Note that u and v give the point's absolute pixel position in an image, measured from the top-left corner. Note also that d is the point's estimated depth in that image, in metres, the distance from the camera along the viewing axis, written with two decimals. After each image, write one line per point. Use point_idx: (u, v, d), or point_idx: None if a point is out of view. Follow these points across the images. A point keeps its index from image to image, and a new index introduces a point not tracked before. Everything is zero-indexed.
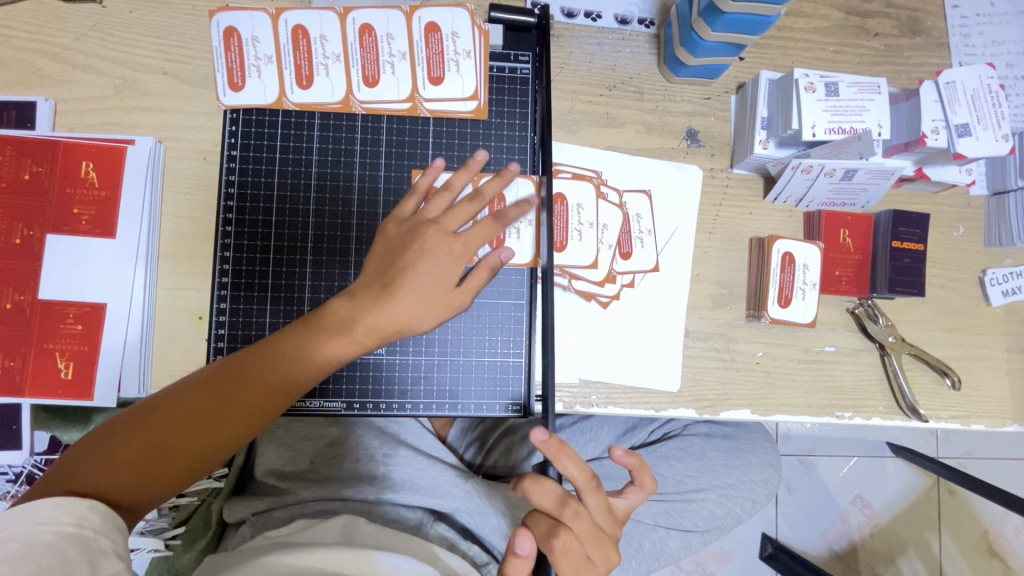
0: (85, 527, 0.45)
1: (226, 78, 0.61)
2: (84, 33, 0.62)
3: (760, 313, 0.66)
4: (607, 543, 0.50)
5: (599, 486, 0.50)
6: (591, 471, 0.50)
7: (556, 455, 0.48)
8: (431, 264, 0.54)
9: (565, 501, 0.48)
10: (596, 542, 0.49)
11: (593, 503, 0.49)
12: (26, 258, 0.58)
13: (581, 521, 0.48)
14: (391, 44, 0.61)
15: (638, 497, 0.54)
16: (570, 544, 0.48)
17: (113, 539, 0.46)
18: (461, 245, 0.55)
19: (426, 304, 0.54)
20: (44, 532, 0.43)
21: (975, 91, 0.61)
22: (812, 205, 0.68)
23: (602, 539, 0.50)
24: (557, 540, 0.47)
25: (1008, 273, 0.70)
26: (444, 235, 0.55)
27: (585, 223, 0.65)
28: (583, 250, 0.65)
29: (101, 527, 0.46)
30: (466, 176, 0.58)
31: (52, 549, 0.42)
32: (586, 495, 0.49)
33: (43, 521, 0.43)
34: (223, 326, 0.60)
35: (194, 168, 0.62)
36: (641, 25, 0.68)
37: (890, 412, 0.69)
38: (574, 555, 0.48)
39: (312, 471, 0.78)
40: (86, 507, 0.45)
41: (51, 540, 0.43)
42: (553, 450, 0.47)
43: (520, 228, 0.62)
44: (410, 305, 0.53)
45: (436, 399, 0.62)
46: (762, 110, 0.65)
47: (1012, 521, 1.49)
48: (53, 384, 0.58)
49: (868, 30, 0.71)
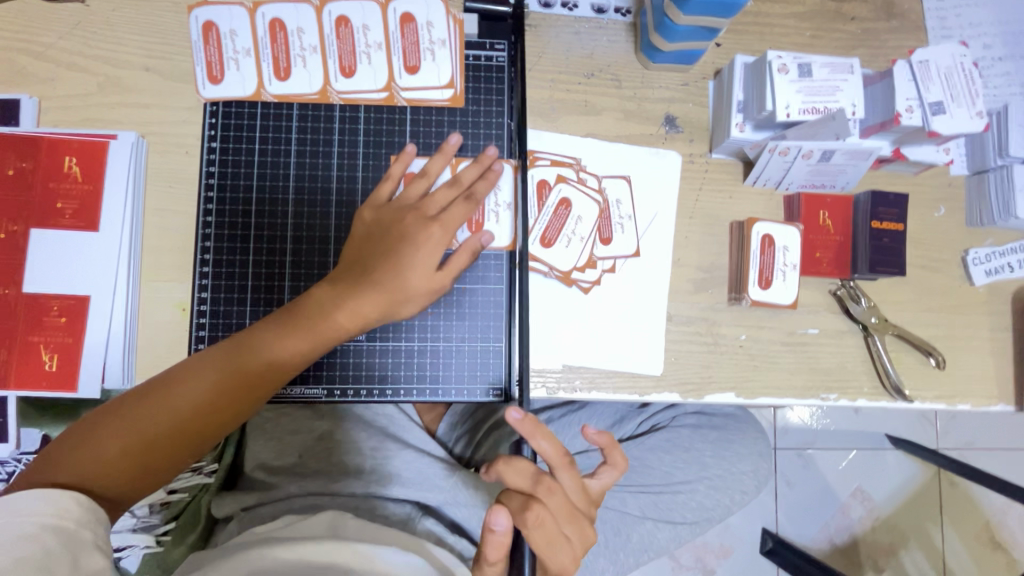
0: (65, 518, 0.44)
1: (207, 72, 0.62)
2: (67, 32, 0.63)
3: (741, 296, 0.66)
4: (582, 520, 0.51)
5: (573, 464, 0.51)
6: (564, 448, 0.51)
7: (531, 434, 0.50)
8: (411, 249, 0.55)
9: (539, 478, 0.49)
10: (570, 518, 0.50)
11: (566, 479, 0.50)
12: (11, 252, 0.59)
13: (554, 496, 0.49)
14: (367, 35, 0.62)
15: (610, 476, 0.54)
16: (543, 517, 0.48)
17: (94, 531, 0.46)
18: (441, 229, 0.56)
19: (408, 288, 0.55)
20: (25, 523, 0.42)
21: (948, 69, 0.62)
22: (792, 187, 0.68)
23: (575, 515, 0.50)
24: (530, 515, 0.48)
25: (990, 253, 0.70)
26: (424, 220, 0.56)
27: (577, 235, 0.66)
28: (566, 255, 0.65)
29: (83, 518, 0.46)
30: (443, 161, 0.60)
31: (33, 539, 0.42)
32: (560, 472, 0.50)
33: (24, 513, 0.43)
34: (205, 316, 0.60)
35: (175, 162, 0.63)
36: (618, 14, 0.69)
37: (875, 394, 0.68)
38: (549, 528, 0.49)
39: (300, 465, 0.78)
40: (67, 498, 0.45)
41: (32, 531, 0.42)
42: (528, 429, 0.49)
43: (498, 212, 0.62)
44: (393, 289, 0.54)
45: (417, 385, 0.62)
46: (738, 94, 0.65)
47: (1015, 511, 1.47)
48: (38, 377, 0.59)
49: (844, 15, 0.72)
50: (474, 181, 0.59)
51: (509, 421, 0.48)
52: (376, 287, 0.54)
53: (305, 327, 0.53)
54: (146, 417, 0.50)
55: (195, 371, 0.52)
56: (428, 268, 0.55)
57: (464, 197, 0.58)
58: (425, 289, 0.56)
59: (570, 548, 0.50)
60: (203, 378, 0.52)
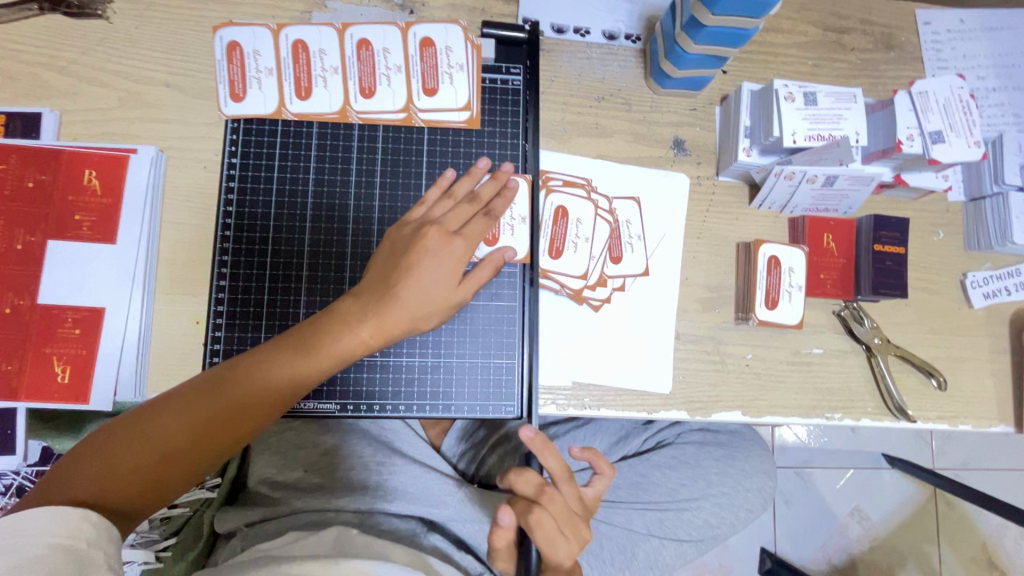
0: (76, 538, 0.44)
1: (228, 89, 0.63)
2: (90, 48, 0.65)
3: (748, 315, 0.67)
4: (582, 533, 0.51)
5: (575, 479, 0.52)
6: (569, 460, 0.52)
7: (540, 451, 0.50)
8: (433, 262, 0.55)
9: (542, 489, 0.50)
10: (573, 532, 0.50)
11: (570, 494, 0.51)
12: (27, 263, 0.59)
13: (556, 508, 0.50)
14: (388, 57, 0.63)
15: (604, 484, 0.55)
16: (545, 529, 0.49)
17: (105, 551, 0.45)
18: (463, 243, 0.57)
19: (428, 301, 0.55)
20: (36, 544, 0.42)
21: (946, 100, 0.64)
22: (796, 210, 0.70)
23: (578, 530, 0.51)
24: (530, 527, 0.49)
25: (988, 276, 0.72)
26: (446, 235, 0.57)
27: (597, 254, 0.67)
28: (576, 261, 0.67)
29: (94, 537, 0.45)
30: (470, 182, 0.61)
31: (44, 561, 0.42)
32: (563, 486, 0.52)
33: (34, 534, 0.42)
34: (220, 328, 0.60)
35: (194, 177, 0.64)
36: (628, 40, 0.71)
37: (879, 414, 0.70)
38: (550, 543, 0.49)
39: (305, 480, 0.78)
40: (78, 517, 0.44)
41: (43, 552, 0.42)
42: (539, 447, 0.50)
43: (513, 225, 0.64)
44: (413, 302, 0.54)
45: (429, 401, 0.62)
46: (745, 119, 0.67)
47: (1011, 533, 1.48)
48: (49, 389, 0.58)
49: (845, 45, 0.75)
50: (491, 198, 0.61)
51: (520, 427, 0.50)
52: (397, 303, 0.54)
53: (327, 344, 0.53)
54: (165, 430, 0.50)
55: (215, 384, 0.52)
56: (450, 284, 0.56)
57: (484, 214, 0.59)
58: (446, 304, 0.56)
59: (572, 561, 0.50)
60: (222, 392, 0.52)
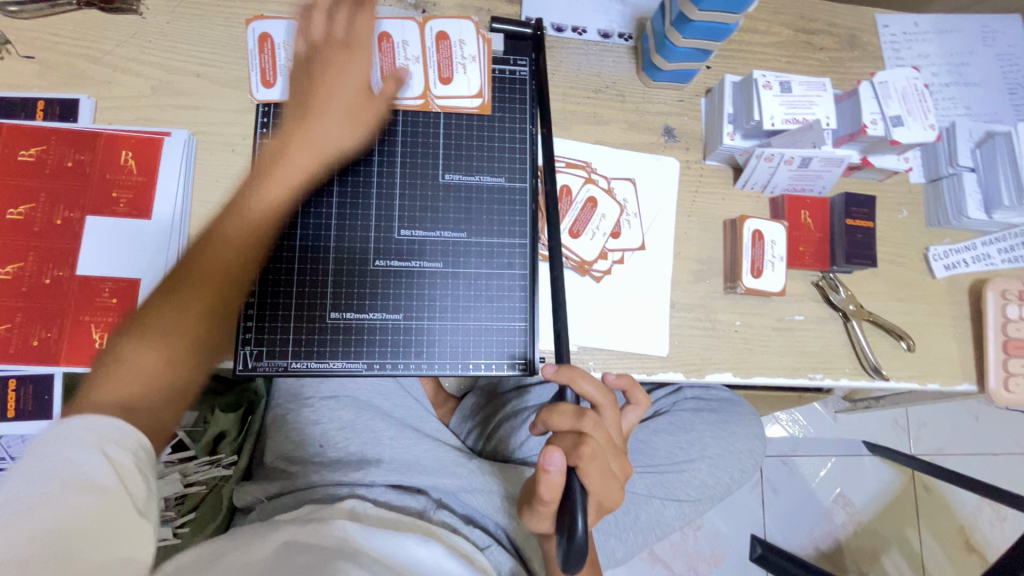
0: (109, 445, 0.43)
1: (259, 77, 0.68)
2: (125, 40, 0.69)
3: (736, 284, 0.74)
4: (621, 453, 0.56)
5: (612, 402, 0.56)
6: (605, 388, 0.56)
7: (572, 378, 0.54)
8: (348, 65, 0.66)
9: (584, 413, 0.53)
10: (615, 451, 0.54)
11: (609, 415, 0.55)
12: (66, 238, 0.63)
13: (601, 429, 0.53)
14: (409, 48, 0.69)
15: (636, 415, 0.61)
16: (597, 450, 0.52)
17: (135, 457, 0.44)
18: (359, 52, 0.66)
19: (339, 124, 0.65)
20: (73, 450, 0.41)
21: (903, 90, 0.72)
22: (776, 190, 0.78)
23: (618, 450, 0.55)
24: (584, 450, 0.51)
25: (948, 250, 0.80)
26: (343, 43, 0.66)
27: (604, 231, 0.73)
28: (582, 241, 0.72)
29: (127, 447, 0.44)
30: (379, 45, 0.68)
31: (83, 465, 0.41)
32: (603, 410, 0.55)
33: (69, 443, 0.42)
34: (253, 296, 0.64)
35: (223, 159, 0.68)
36: (621, 38, 0.79)
37: (856, 374, 0.76)
38: (601, 462, 0.52)
39: (321, 454, 0.81)
40: (109, 431, 0.44)
41: (74, 457, 0.41)
42: (567, 375, 0.54)
43: (465, 65, 0.70)
44: (328, 122, 0.65)
45: (450, 360, 0.66)
46: (728, 108, 0.74)
47: (986, 514, 1.55)
48: (88, 355, 0.61)
49: (814, 45, 0.83)
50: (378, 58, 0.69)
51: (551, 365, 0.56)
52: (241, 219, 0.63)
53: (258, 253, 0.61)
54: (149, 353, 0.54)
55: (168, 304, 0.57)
56: (348, 132, 0.66)
57: (357, 100, 0.66)
58: (359, 125, 0.66)
59: (617, 481, 0.55)
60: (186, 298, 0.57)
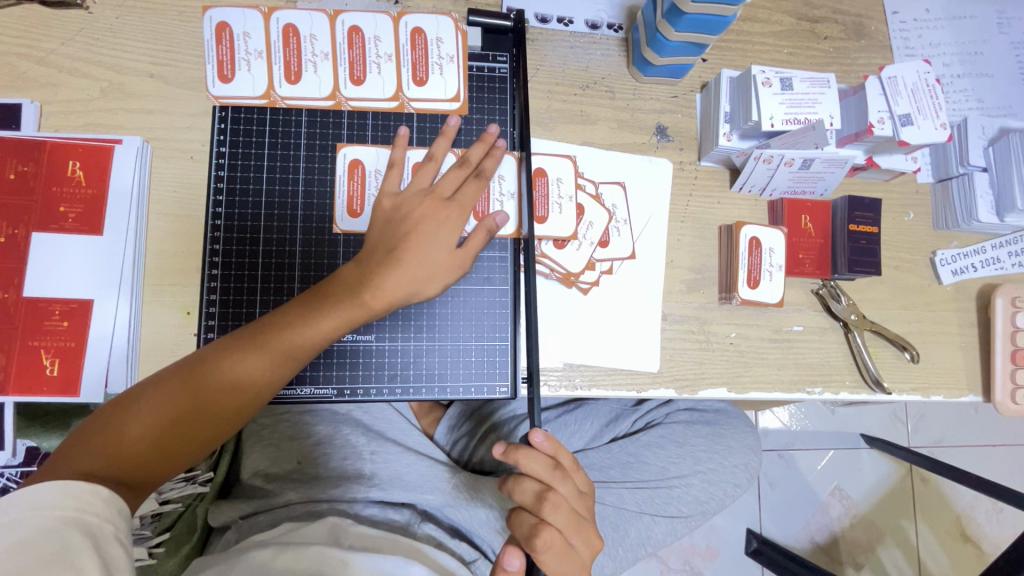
0: (88, 512, 0.43)
1: (216, 70, 0.63)
2: (70, 37, 0.64)
3: (731, 295, 0.70)
4: (586, 527, 0.53)
5: (565, 473, 0.53)
6: (552, 464, 0.52)
7: (520, 458, 0.51)
8: (433, 228, 0.57)
9: (541, 497, 0.51)
10: (576, 529, 0.52)
11: (566, 490, 0.52)
12: (11, 256, 0.58)
13: (558, 512, 0.51)
14: (501, 184, 0.65)
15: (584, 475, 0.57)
16: (553, 540, 0.50)
17: (115, 526, 0.45)
18: (457, 210, 0.59)
19: (426, 266, 0.56)
20: (45, 517, 0.42)
21: (914, 84, 0.66)
22: (775, 193, 0.73)
23: (580, 525, 0.52)
24: (537, 540, 0.50)
25: (956, 254, 0.76)
26: (440, 201, 0.58)
27: (590, 239, 0.68)
28: (563, 222, 0.67)
29: (105, 512, 0.44)
30: (444, 143, 0.62)
31: (54, 533, 0.41)
32: (558, 485, 0.52)
33: (43, 506, 0.42)
34: (213, 317, 0.60)
35: (181, 167, 0.63)
36: (610, 30, 0.73)
37: (856, 387, 0.72)
38: (558, 551, 0.50)
39: (298, 471, 0.78)
40: (89, 492, 0.44)
41: (62, 530, 0.42)
42: (513, 456, 0.51)
43: (380, 64, 0.64)
44: (413, 266, 0.56)
45: (425, 384, 0.63)
46: (725, 105, 0.69)
47: (983, 505, 1.54)
48: (39, 382, 0.58)
49: (818, 34, 0.77)
50: (480, 160, 0.62)
51: (494, 455, 0.52)
52: (329, 307, 0.53)
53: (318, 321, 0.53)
54: (159, 421, 0.49)
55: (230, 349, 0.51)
56: (423, 273, 0.56)
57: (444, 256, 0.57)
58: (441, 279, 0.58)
59: (579, 558, 0.52)
60: (205, 382, 0.50)
